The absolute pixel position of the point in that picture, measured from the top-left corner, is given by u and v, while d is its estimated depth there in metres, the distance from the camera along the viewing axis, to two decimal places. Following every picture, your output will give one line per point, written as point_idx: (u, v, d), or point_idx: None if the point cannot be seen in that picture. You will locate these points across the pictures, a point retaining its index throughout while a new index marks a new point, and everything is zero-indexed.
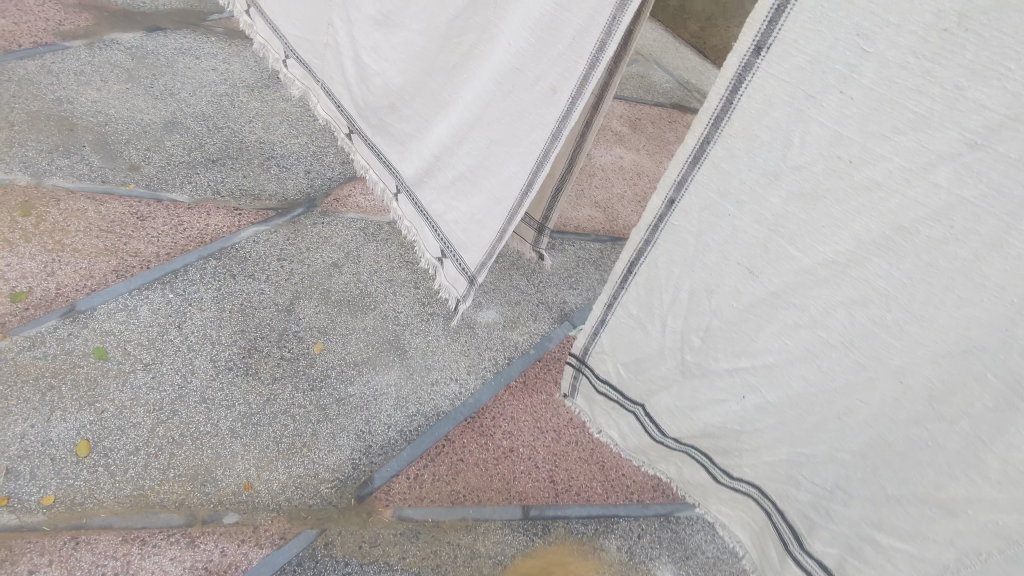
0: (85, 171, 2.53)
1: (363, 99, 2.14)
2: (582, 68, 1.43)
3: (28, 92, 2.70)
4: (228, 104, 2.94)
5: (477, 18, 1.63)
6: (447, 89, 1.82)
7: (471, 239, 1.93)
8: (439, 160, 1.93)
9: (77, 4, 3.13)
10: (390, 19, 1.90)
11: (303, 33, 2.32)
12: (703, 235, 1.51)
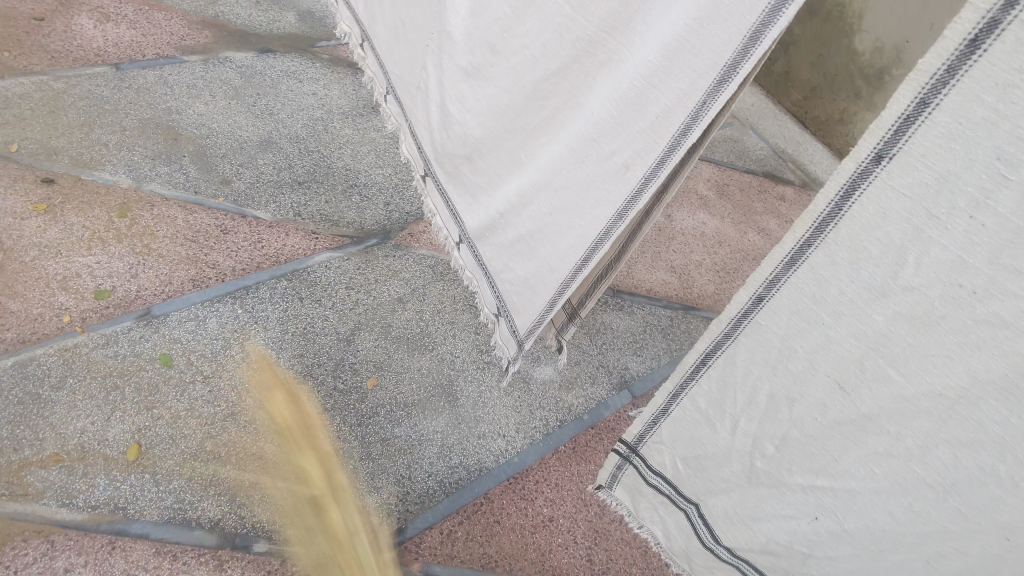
0: (181, 179, 2.65)
1: (442, 146, 2.14)
2: (661, 149, 1.36)
3: (144, 101, 2.86)
4: (322, 129, 3.04)
5: (565, 83, 1.59)
6: (525, 148, 1.79)
7: (523, 303, 1.91)
8: (503, 218, 1.90)
9: (200, 20, 3.32)
10: (477, 71, 1.89)
11: (402, 74, 2.37)
12: (790, 340, 1.40)
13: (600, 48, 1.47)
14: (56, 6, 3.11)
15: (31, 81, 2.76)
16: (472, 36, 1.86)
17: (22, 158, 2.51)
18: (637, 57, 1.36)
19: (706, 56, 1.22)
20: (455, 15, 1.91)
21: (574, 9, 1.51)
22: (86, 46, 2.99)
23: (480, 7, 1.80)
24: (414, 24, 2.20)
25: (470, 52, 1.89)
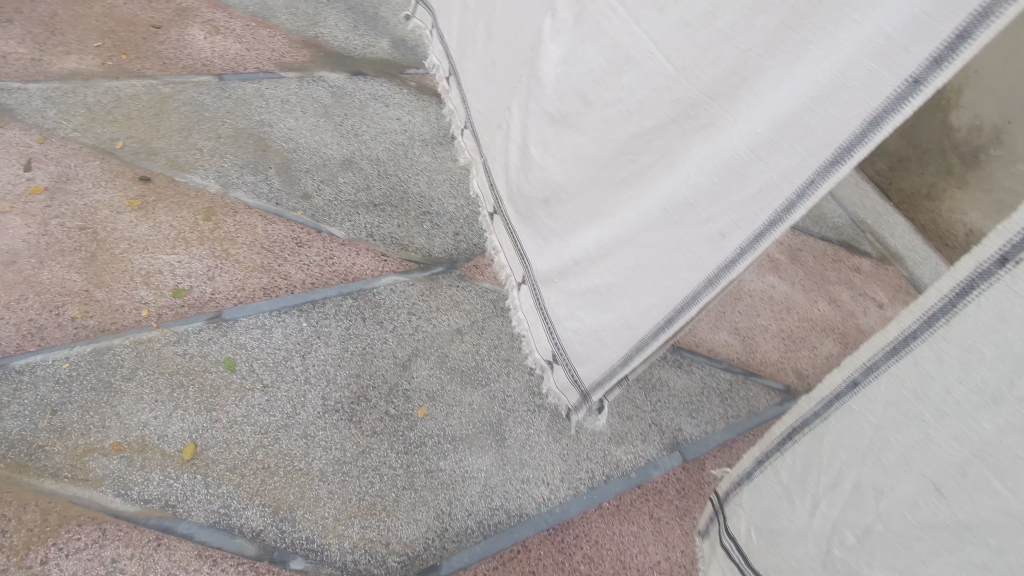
0: (265, 190, 2.75)
1: (519, 186, 2.16)
2: (762, 222, 1.35)
3: (240, 111, 3.00)
4: (402, 154, 3.11)
5: (659, 142, 1.58)
6: (608, 202, 1.79)
7: (588, 354, 1.96)
8: (579, 267, 1.92)
9: (300, 39, 3.47)
10: (564, 118, 1.89)
11: (485, 110, 2.40)
12: (886, 430, 1.34)
13: (700, 112, 1.44)
14: (172, 15, 3.31)
15: (142, 84, 2.94)
16: (562, 84, 1.85)
17: (125, 155, 2.66)
18: (741, 128, 1.34)
19: (819, 135, 1.20)
20: (547, 61, 1.90)
21: (676, 71, 1.49)
22: (195, 55, 3.17)
23: (574, 56, 1.80)
24: (503, 65, 2.22)
25: (559, 98, 1.89)
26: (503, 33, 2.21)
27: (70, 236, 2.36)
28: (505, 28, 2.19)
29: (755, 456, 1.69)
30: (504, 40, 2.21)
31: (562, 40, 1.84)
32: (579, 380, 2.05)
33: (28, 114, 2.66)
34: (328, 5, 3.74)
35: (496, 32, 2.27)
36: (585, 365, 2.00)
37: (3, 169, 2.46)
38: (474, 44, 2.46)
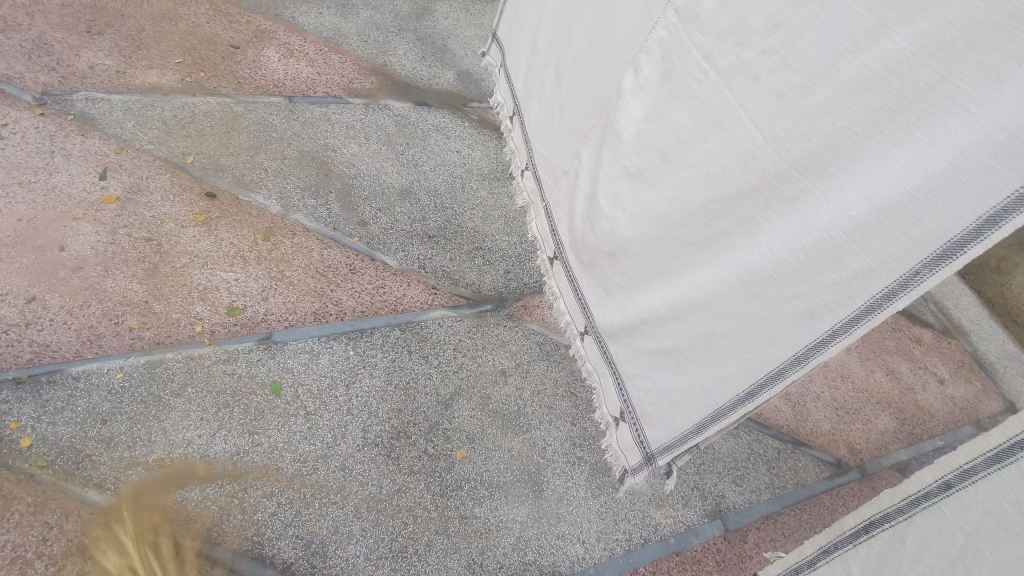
0: (324, 214, 2.78)
1: (583, 236, 2.14)
2: (857, 308, 1.31)
3: (306, 134, 3.06)
4: (459, 187, 3.12)
5: (740, 209, 1.57)
6: (681, 263, 1.76)
7: (657, 415, 1.90)
8: (647, 326, 1.89)
9: (369, 67, 3.54)
10: (639, 174, 1.87)
11: (550, 154, 2.37)
12: (980, 542, 1.25)
13: (787, 185, 1.43)
14: (250, 36, 3.41)
15: (216, 102, 3.02)
16: (640, 140, 1.84)
17: (194, 171, 2.73)
18: (835, 208, 1.32)
19: (926, 228, 1.16)
20: (626, 116, 1.90)
21: (766, 140, 1.46)
22: (268, 77, 3.25)
23: (655, 114, 1.79)
24: (573, 113, 2.21)
25: (634, 154, 1.87)
26: (574, 81, 2.20)
27: (136, 246, 2.42)
28: (577, 77, 2.17)
29: (822, 544, 1.60)
30: (575, 89, 2.19)
31: (643, 96, 1.84)
32: (644, 441, 1.98)
33: (108, 124, 2.76)
34: (398, 35, 3.81)
35: (566, 80, 2.25)
36: (654, 425, 1.92)
37: (80, 176, 2.54)
38: (540, 88, 2.44)
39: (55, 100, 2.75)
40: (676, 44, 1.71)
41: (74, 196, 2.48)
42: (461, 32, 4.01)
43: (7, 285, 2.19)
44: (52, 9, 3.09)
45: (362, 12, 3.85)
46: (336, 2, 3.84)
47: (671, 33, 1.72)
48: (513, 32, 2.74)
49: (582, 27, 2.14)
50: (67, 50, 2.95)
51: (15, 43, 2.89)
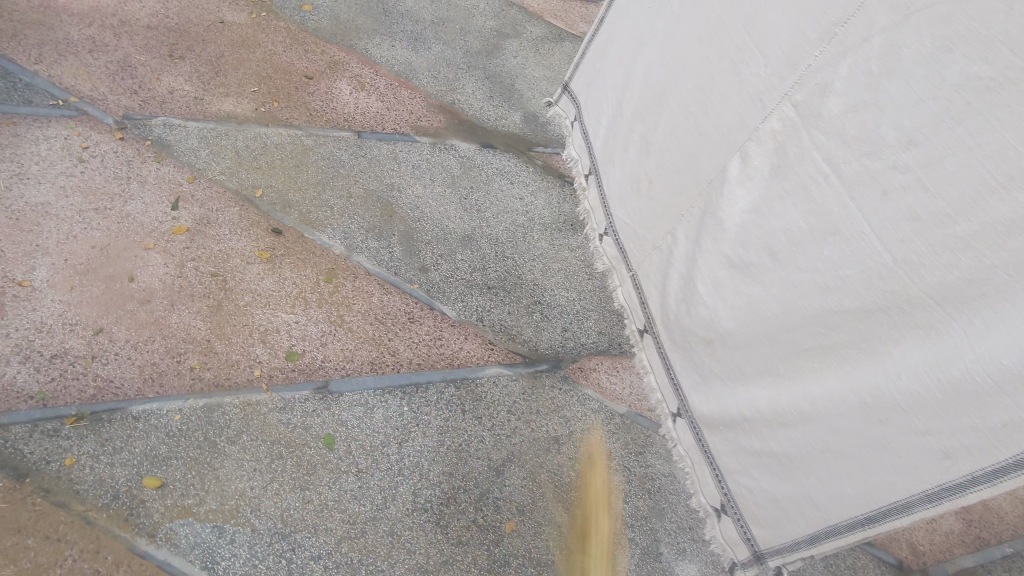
0: (386, 257, 2.75)
1: (677, 317, 2.19)
2: (1006, 458, 1.33)
3: (373, 171, 3.03)
4: (521, 236, 3.07)
5: (861, 325, 1.61)
6: (789, 365, 1.80)
7: (767, 516, 1.85)
8: (749, 425, 1.90)
9: (438, 104, 3.49)
10: (746, 268, 1.93)
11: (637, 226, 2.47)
12: None
13: (920, 310, 1.49)
14: (324, 67, 3.40)
15: (288, 133, 3.02)
16: (747, 231, 1.93)
17: (263, 205, 2.73)
18: (980, 348, 1.36)
19: None
20: (732, 205, 1.99)
21: (895, 262, 1.54)
22: (339, 110, 3.23)
23: (766, 209, 1.88)
24: (664, 187, 2.34)
25: (740, 247, 1.96)
26: (667, 155, 2.34)
27: (202, 281, 2.43)
28: (672, 152, 2.30)
29: None
30: (667, 163, 2.33)
31: (750, 188, 1.95)
32: (752, 538, 1.91)
33: (183, 151, 2.77)
34: (467, 72, 3.75)
35: (657, 153, 2.38)
36: (762, 526, 1.88)
37: (154, 205, 2.56)
38: (626, 154, 2.56)
39: (135, 125, 2.78)
40: (794, 142, 1.82)
41: (146, 225, 2.50)
42: (530, 72, 3.95)
43: (76, 314, 2.21)
44: (138, 31, 3.14)
45: (433, 46, 3.81)
46: (408, 34, 3.80)
47: (788, 127, 1.85)
48: (593, 91, 2.88)
49: (680, 104, 2.30)
50: (149, 74, 2.99)
51: (101, 64, 2.94)
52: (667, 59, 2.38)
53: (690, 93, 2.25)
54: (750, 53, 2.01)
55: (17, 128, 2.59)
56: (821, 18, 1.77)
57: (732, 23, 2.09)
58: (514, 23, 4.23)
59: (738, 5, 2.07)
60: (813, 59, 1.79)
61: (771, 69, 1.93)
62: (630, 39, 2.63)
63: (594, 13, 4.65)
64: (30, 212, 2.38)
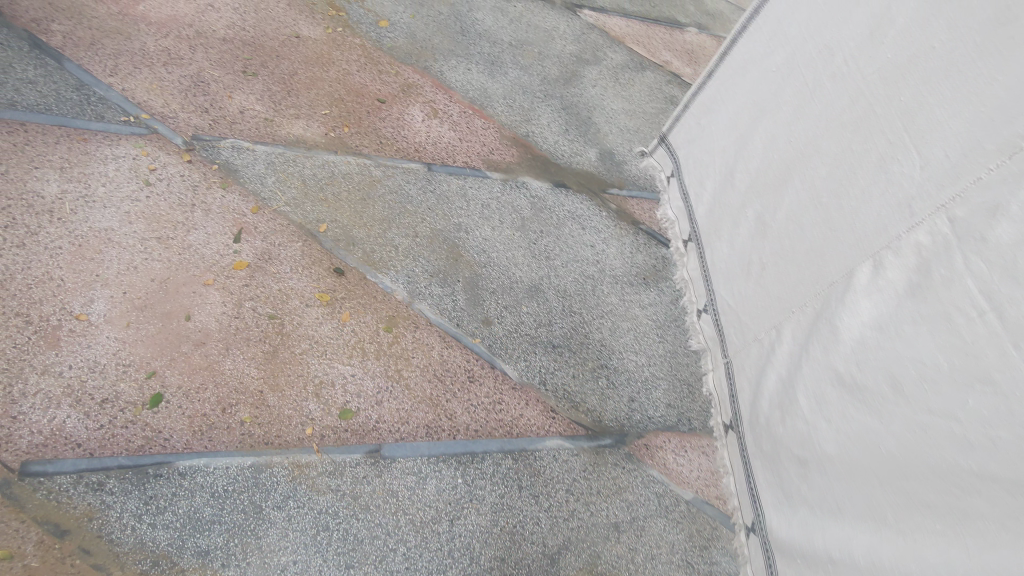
0: (449, 306, 2.59)
1: (770, 422, 2.16)
2: None
3: (440, 210, 2.88)
4: (590, 289, 2.87)
5: (1009, 499, 1.41)
6: (901, 517, 1.65)
7: None
8: (835, 568, 1.79)
9: (512, 136, 3.31)
10: (860, 392, 1.82)
11: (742, 309, 2.44)
12: None
13: None
14: (398, 90, 3.25)
15: (356, 162, 2.89)
16: (866, 349, 1.82)
17: (326, 241, 2.60)
18: None
19: None
20: (852, 316, 1.88)
21: None
22: (410, 139, 3.09)
23: (893, 330, 1.75)
24: (778, 278, 2.26)
25: (851, 365, 1.85)
26: (784, 244, 2.25)
27: (259, 323, 2.32)
28: (795, 243, 2.19)
29: None
30: (785, 253, 2.24)
31: (876, 301, 1.82)
32: None
33: (249, 178, 2.67)
34: (545, 101, 3.55)
35: (773, 238, 2.31)
36: None
37: (216, 236, 2.47)
38: (733, 229, 2.55)
39: (203, 146, 2.69)
40: (942, 262, 1.66)
41: (207, 258, 2.40)
42: (609, 103, 3.72)
43: (130, 354, 2.13)
44: (213, 44, 3.05)
45: (510, 71, 3.62)
46: (485, 57, 3.62)
47: (937, 243, 1.68)
48: (699, 148, 2.87)
49: (808, 189, 2.17)
50: (221, 91, 2.89)
51: (174, 78, 2.85)
52: (795, 136, 2.27)
53: (821, 179, 2.12)
54: (902, 147, 1.84)
55: (87, 146, 2.53)
56: (1005, 128, 1.58)
57: (881, 111, 1.92)
58: (595, 48, 4.01)
59: (895, 94, 1.89)
60: (987, 172, 1.60)
61: (927, 173, 1.76)
62: (745, 101, 2.56)
63: (678, 40, 4.39)
64: (93, 238, 2.32)
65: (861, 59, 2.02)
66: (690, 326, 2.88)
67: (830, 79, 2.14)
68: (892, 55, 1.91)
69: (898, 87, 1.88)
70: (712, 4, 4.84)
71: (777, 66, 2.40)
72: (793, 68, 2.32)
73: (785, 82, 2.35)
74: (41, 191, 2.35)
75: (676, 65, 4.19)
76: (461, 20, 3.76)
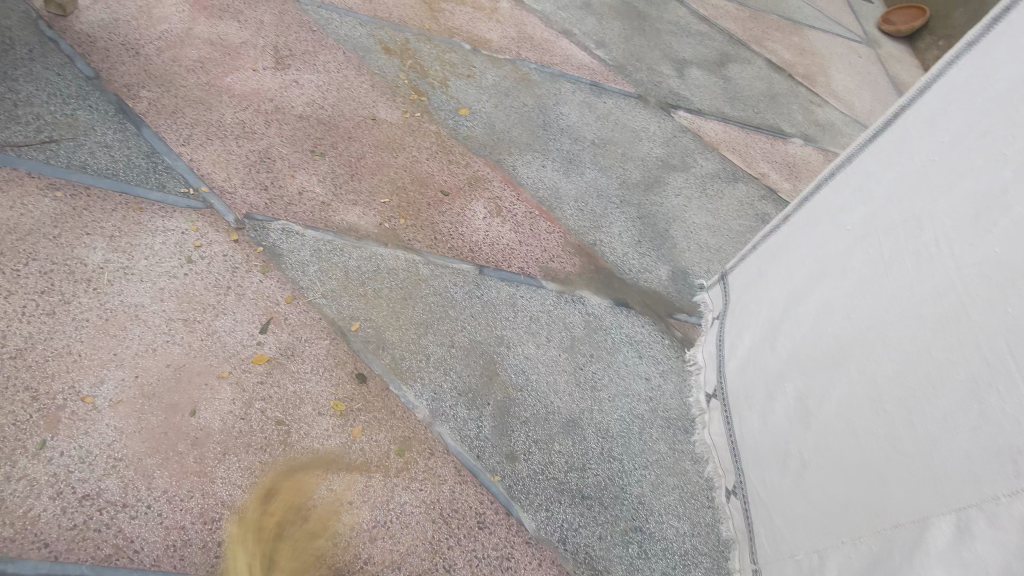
0: (472, 433, 2.34)
1: None
2: None
3: (484, 319, 2.67)
4: (636, 431, 2.52)
5: None
6: None
7: None
8: None
9: (576, 243, 3.08)
10: None
11: (774, 510, 2.06)
12: None
13: None
14: (464, 183, 3.13)
15: (405, 258, 2.75)
16: None
17: (355, 341, 2.45)
18: None
19: None
20: None
21: None
22: (466, 237, 2.93)
23: None
24: (819, 487, 1.88)
25: None
26: (834, 445, 1.86)
27: (264, 429, 2.16)
28: (843, 448, 1.83)
29: None
30: (832, 457, 1.86)
31: None
32: None
33: (292, 265, 2.58)
34: (618, 207, 3.32)
35: (817, 432, 1.94)
36: None
37: (244, 323, 2.37)
38: (769, 403, 2.20)
39: (254, 226, 2.64)
40: None
41: (228, 348, 2.29)
42: (691, 216, 3.44)
43: (124, 447, 2.01)
44: (289, 121, 3.05)
45: (587, 171, 3.43)
46: (563, 155, 3.46)
47: None
48: (750, 294, 2.54)
49: (865, 384, 1.81)
50: (285, 169, 2.86)
51: (243, 153, 2.85)
52: (857, 313, 1.92)
53: (886, 378, 1.75)
54: (1002, 374, 1.45)
55: (142, 215, 2.53)
56: None
57: (979, 319, 1.54)
58: (684, 153, 3.77)
59: (998, 303, 1.51)
60: None
61: None
62: (809, 255, 2.22)
63: (780, 150, 4.06)
64: (122, 313, 2.26)
65: (957, 243, 1.67)
66: (718, 508, 2.41)
67: (914, 256, 1.79)
68: (1001, 251, 1.55)
69: (1004, 294, 1.51)
70: (824, 114, 4.50)
71: (851, 223, 2.07)
72: (870, 231, 1.97)
73: (857, 244, 2.01)
74: (85, 259, 2.35)
75: (773, 178, 3.86)
76: (544, 112, 3.63)
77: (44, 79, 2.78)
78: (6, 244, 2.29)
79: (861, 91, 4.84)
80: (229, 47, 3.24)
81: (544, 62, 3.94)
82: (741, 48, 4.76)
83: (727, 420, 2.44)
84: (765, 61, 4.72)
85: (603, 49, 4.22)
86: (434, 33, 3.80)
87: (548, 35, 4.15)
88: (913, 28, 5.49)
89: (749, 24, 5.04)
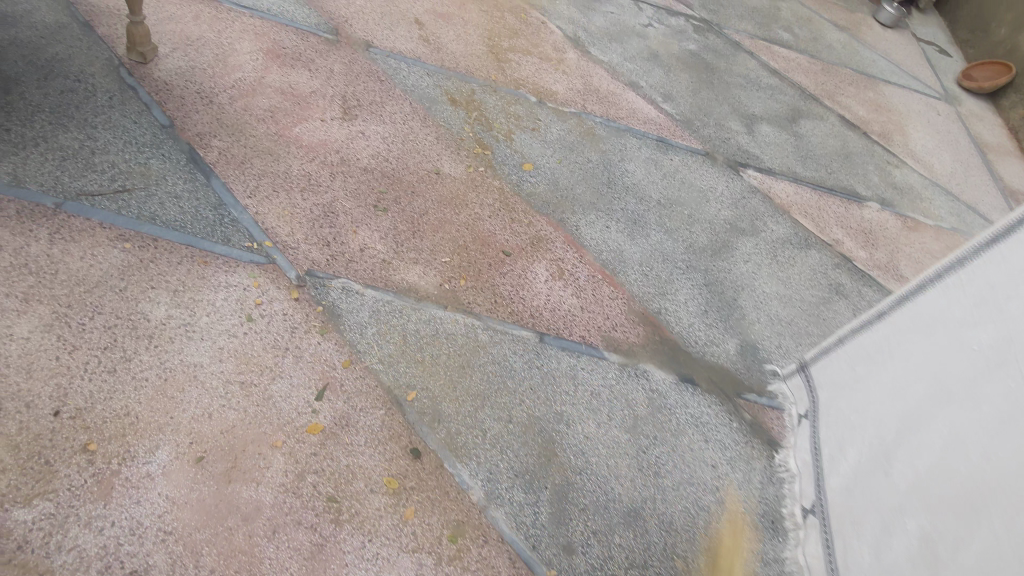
0: (528, 519, 2.22)
1: None
2: None
3: (543, 393, 2.55)
4: (702, 526, 2.35)
5: None
6: None
7: None
8: None
9: (640, 312, 2.96)
10: None
11: None
12: None
13: None
14: (526, 243, 3.04)
15: (465, 322, 2.67)
16: None
17: (410, 412, 2.36)
18: None
19: None
20: None
21: None
22: (527, 301, 2.83)
23: None
24: None
25: None
26: None
27: (314, 505, 2.08)
28: None
29: None
30: None
31: None
32: None
33: (350, 326, 2.52)
34: (685, 273, 3.18)
35: None
36: None
37: (299, 389, 2.31)
38: (886, 538, 2.03)
39: (314, 283, 2.60)
40: None
41: (283, 415, 2.24)
42: (760, 284, 3.28)
43: (175, 519, 1.95)
44: (354, 173, 3.03)
45: (652, 234, 3.30)
46: (628, 215, 3.35)
47: None
48: (851, 406, 2.41)
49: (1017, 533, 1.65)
50: (348, 224, 2.83)
51: (307, 206, 2.83)
52: (999, 449, 1.79)
53: None
54: None
55: (205, 269, 2.51)
56: None
57: None
58: (754, 216, 3.61)
59: None
60: None
61: None
62: (929, 376, 2.11)
63: (854, 215, 3.87)
64: (180, 373, 2.23)
65: None
66: None
67: None
68: None
69: None
70: (902, 175, 4.28)
71: (979, 343, 1.97)
72: (1007, 358, 1.86)
73: (990, 371, 1.90)
74: (148, 314, 2.33)
75: (847, 245, 3.67)
76: (610, 170, 3.53)
77: (122, 127, 2.83)
78: (74, 296, 2.30)
79: (941, 152, 4.61)
80: (299, 97, 3.25)
81: (610, 115, 3.85)
82: (813, 103, 4.59)
83: (828, 542, 2.27)
84: (838, 118, 4.55)
85: (670, 103, 4.12)
86: (500, 84, 3.77)
87: (615, 87, 4.07)
88: (997, 85, 5.22)
89: (821, 77, 4.87)
